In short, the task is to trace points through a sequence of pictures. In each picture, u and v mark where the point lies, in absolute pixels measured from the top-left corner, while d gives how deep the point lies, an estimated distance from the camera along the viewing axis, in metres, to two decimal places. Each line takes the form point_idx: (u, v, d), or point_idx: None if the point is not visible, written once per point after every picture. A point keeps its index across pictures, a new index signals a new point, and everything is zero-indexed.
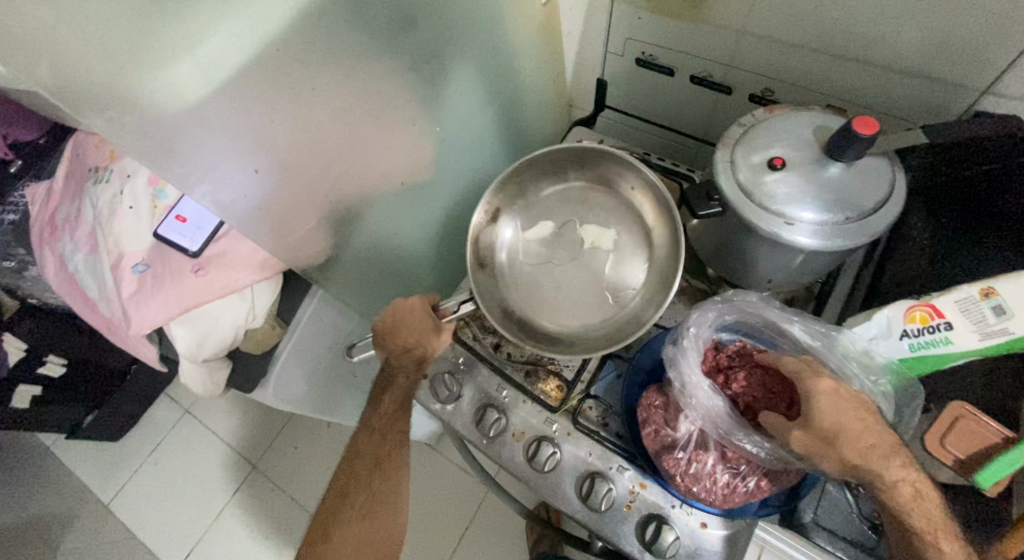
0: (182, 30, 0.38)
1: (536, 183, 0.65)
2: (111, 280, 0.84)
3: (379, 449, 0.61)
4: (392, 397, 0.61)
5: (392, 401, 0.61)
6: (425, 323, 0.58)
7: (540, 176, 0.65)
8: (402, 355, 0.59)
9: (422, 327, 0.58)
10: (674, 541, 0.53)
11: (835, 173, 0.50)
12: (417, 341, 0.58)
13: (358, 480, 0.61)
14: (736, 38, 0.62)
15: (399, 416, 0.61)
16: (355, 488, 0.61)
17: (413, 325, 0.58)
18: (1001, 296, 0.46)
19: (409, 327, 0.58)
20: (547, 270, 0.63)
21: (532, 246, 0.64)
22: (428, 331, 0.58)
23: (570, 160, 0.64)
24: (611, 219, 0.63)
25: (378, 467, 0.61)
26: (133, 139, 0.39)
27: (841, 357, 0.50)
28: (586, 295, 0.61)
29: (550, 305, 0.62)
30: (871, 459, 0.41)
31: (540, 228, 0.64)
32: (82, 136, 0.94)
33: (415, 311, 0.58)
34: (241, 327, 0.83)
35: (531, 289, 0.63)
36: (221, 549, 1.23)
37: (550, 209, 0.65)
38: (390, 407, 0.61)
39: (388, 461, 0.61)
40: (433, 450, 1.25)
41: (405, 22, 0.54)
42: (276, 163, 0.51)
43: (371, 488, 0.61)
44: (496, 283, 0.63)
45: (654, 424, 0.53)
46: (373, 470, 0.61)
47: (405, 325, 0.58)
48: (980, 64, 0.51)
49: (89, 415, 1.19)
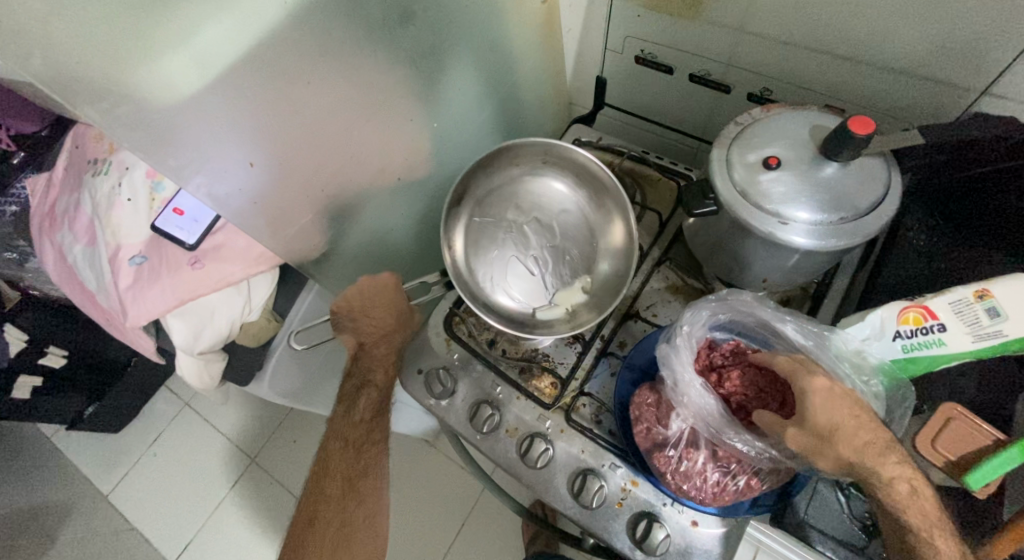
0: (176, 23, 0.38)
1: (504, 174, 0.66)
2: (109, 272, 0.84)
3: (352, 467, 0.65)
4: (368, 400, 0.64)
5: (368, 405, 0.64)
6: (398, 299, 0.63)
7: (508, 166, 0.66)
8: (377, 338, 0.64)
9: (395, 303, 0.63)
10: (665, 539, 0.53)
11: (830, 173, 0.50)
12: (392, 319, 0.63)
13: (330, 504, 0.65)
14: (735, 36, 0.62)
15: (375, 423, 0.65)
16: (328, 512, 0.65)
17: (377, 305, 0.62)
18: (996, 299, 0.46)
19: (381, 304, 0.62)
20: (514, 260, 0.64)
21: (500, 236, 0.65)
22: (401, 307, 0.64)
23: (536, 154, 0.65)
24: (573, 213, 0.66)
25: (352, 486, 0.65)
26: (128, 132, 0.39)
27: (834, 357, 0.50)
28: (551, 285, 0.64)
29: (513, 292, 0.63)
30: (866, 455, 0.41)
31: (506, 219, 0.66)
32: (82, 128, 0.95)
33: (378, 292, 0.62)
34: (237, 320, 0.84)
35: (498, 277, 0.63)
36: (219, 541, 1.24)
37: (517, 201, 0.66)
38: (366, 413, 0.64)
39: (362, 480, 0.66)
40: (430, 446, 1.25)
41: (402, 17, 0.54)
42: (271, 156, 0.51)
43: (345, 509, 0.65)
44: (466, 269, 0.64)
45: (646, 422, 0.54)
46: (346, 489, 0.65)
47: (378, 304, 0.62)
48: (979, 64, 0.51)
49: (92, 406, 1.19)
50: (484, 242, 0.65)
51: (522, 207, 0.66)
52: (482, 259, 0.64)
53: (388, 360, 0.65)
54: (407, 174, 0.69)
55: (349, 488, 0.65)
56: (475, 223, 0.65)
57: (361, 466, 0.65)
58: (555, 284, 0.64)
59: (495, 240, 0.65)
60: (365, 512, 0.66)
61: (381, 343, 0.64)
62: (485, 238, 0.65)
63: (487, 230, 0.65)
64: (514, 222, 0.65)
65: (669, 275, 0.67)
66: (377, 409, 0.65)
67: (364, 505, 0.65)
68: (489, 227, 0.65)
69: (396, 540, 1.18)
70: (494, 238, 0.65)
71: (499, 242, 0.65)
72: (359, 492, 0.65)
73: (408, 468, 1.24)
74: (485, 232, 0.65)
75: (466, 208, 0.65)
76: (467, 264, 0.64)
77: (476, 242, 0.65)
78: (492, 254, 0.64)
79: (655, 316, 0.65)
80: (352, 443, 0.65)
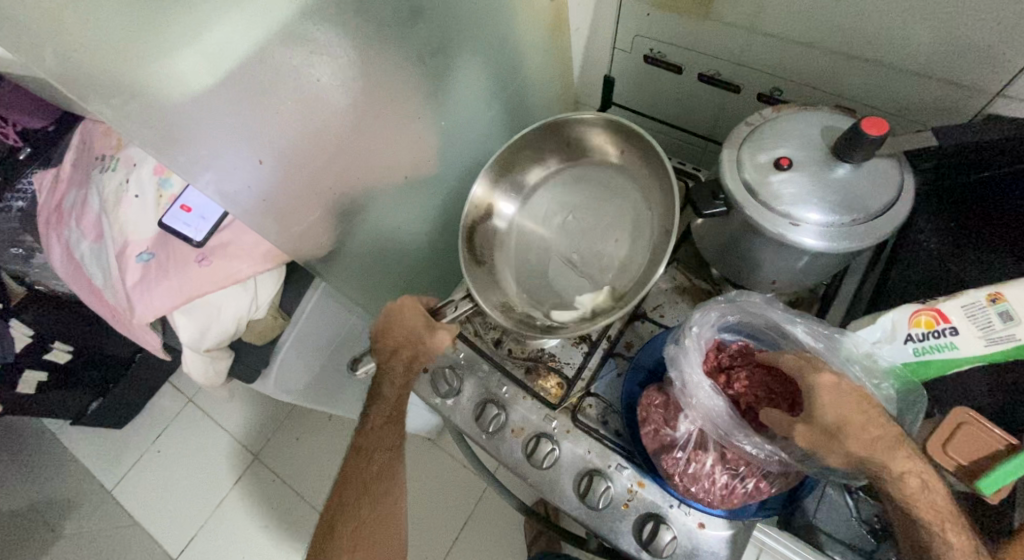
0: (187, 18, 0.38)
1: (526, 173, 0.68)
2: (116, 268, 0.84)
3: (366, 473, 0.62)
4: (378, 410, 0.61)
5: (378, 414, 0.61)
6: (415, 321, 0.56)
7: (531, 162, 0.68)
8: (390, 357, 0.58)
9: (411, 326, 0.56)
10: (671, 541, 0.53)
11: (841, 174, 0.49)
12: (405, 341, 0.56)
13: (346, 509, 0.62)
14: (745, 36, 0.61)
15: (386, 431, 0.61)
16: (344, 517, 0.62)
17: (401, 329, 0.56)
18: (1008, 302, 0.46)
19: (396, 325, 0.56)
20: (549, 248, 0.66)
21: (533, 227, 0.67)
22: (418, 331, 0.56)
23: (554, 140, 0.68)
24: (604, 191, 0.66)
25: (366, 492, 0.62)
26: (138, 127, 0.39)
27: (844, 360, 0.49)
28: (587, 259, 0.64)
29: (554, 281, 0.64)
30: (877, 450, 0.41)
31: (536, 210, 0.68)
32: (89, 124, 0.95)
33: (404, 314, 0.56)
34: (242, 318, 0.84)
35: (534, 271, 0.65)
36: (222, 536, 1.24)
37: (541, 193, 0.68)
38: (377, 419, 0.61)
39: (376, 484, 0.62)
40: (433, 445, 1.25)
41: (411, 14, 0.54)
42: (280, 153, 0.51)
43: (360, 515, 0.62)
44: (497, 274, 0.66)
45: (653, 423, 0.53)
46: (361, 494, 0.62)
47: (394, 324, 0.56)
48: (994, 65, 0.50)
49: (95, 401, 1.19)
50: (516, 243, 0.67)
51: (548, 195, 0.68)
52: (514, 257, 0.67)
53: (400, 380, 0.59)
54: (415, 172, 0.69)
55: (364, 494, 0.62)
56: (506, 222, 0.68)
57: (376, 472, 0.62)
58: (595, 253, 0.64)
59: (531, 234, 0.67)
60: (378, 518, 0.63)
61: (392, 362, 0.58)
62: (517, 238, 0.67)
63: (518, 228, 0.68)
64: (543, 210, 0.67)
65: (677, 275, 0.67)
66: (390, 416, 0.61)
67: (378, 509, 0.63)
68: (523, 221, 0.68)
69: None
70: (527, 231, 0.67)
71: (531, 233, 0.67)
72: (374, 497, 0.62)
73: (411, 466, 1.24)
74: (516, 232, 0.68)
75: (496, 209, 0.68)
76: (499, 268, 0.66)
77: (509, 239, 0.67)
78: (524, 250, 0.67)
79: (662, 316, 0.64)
80: (364, 450, 0.62)
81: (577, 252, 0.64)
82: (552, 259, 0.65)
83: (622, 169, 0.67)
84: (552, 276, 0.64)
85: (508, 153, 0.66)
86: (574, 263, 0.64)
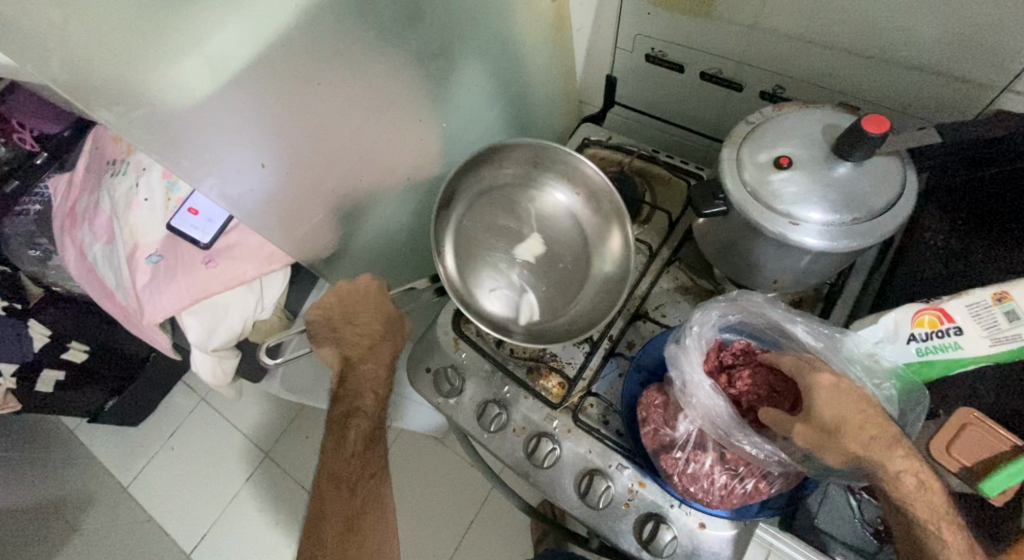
0: (192, 27, 0.39)
1: (530, 173, 0.68)
2: (126, 270, 0.86)
3: (348, 504, 0.62)
4: (358, 428, 0.62)
5: (358, 436, 0.62)
6: (389, 310, 0.62)
7: (557, 169, 0.67)
8: (369, 351, 0.63)
9: (384, 312, 0.61)
10: (671, 540, 0.53)
11: (843, 173, 0.49)
12: (386, 333, 0.62)
13: (330, 548, 0.60)
14: (747, 34, 0.61)
15: (368, 457, 0.64)
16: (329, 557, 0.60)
17: (368, 312, 0.61)
18: (1014, 301, 0.45)
19: (368, 313, 0.61)
20: (500, 255, 0.66)
21: (501, 230, 0.67)
22: (392, 319, 0.62)
23: (585, 182, 0.67)
24: (576, 233, 0.67)
25: (352, 529, 0.61)
26: (143, 135, 0.40)
27: (846, 359, 0.49)
28: (517, 297, 0.65)
29: (498, 309, 0.64)
30: (874, 449, 0.41)
31: (504, 204, 0.68)
32: (101, 129, 0.97)
33: (370, 296, 0.61)
34: (249, 319, 0.86)
35: (485, 292, 0.65)
36: (236, 531, 1.26)
37: (502, 206, 0.68)
38: (356, 446, 0.62)
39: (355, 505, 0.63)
40: (440, 444, 1.27)
41: (411, 18, 0.55)
42: (284, 158, 0.51)
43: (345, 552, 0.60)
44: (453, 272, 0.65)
45: (653, 423, 0.53)
46: (346, 532, 0.61)
47: (363, 312, 0.61)
48: (999, 62, 0.49)
49: (111, 400, 1.22)
50: (474, 258, 0.66)
51: (539, 216, 0.68)
52: (469, 250, 0.66)
53: (380, 376, 0.64)
54: (417, 173, 0.69)
55: (349, 532, 0.61)
56: (480, 209, 0.67)
57: (358, 505, 0.62)
58: (543, 294, 0.65)
59: (506, 214, 0.68)
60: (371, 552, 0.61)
61: (373, 359, 0.63)
62: (473, 243, 0.66)
63: (491, 220, 0.67)
64: (501, 228, 0.67)
65: (678, 274, 0.67)
66: (369, 440, 0.64)
67: (368, 543, 0.61)
68: (506, 205, 0.68)
69: (406, 538, 1.19)
70: (494, 227, 0.67)
71: (501, 233, 0.67)
72: (363, 534, 0.61)
73: (419, 466, 1.25)
74: (481, 221, 0.67)
75: (453, 201, 0.66)
76: (451, 251, 0.66)
77: (470, 225, 0.67)
78: (488, 233, 0.67)
79: (665, 316, 0.65)
80: (344, 480, 0.63)
81: (516, 277, 0.65)
82: (501, 283, 0.65)
83: (611, 246, 0.66)
84: (487, 282, 0.65)
85: (541, 152, 0.66)
86: (516, 294, 0.65)
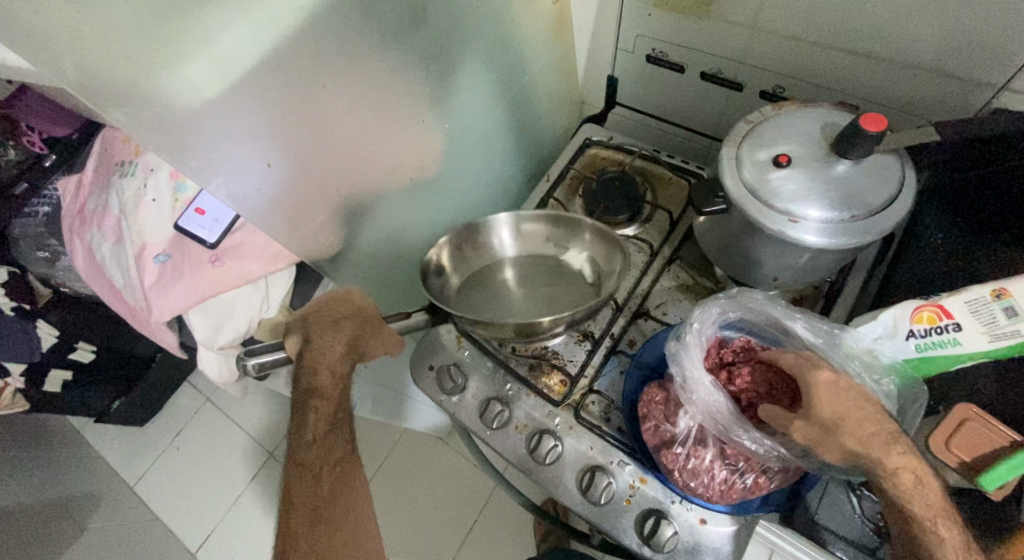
0: (201, 29, 0.40)
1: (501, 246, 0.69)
2: (134, 270, 0.87)
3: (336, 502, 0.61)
4: (317, 414, 0.59)
5: (316, 421, 0.59)
6: (365, 301, 0.61)
7: (524, 231, 0.69)
8: (331, 329, 0.58)
9: (360, 304, 0.60)
10: (672, 536, 0.53)
11: (841, 172, 0.49)
12: (353, 314, 0.59)
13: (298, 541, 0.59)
14: (746, 34, 0.62)
15: (331, 442, 0.61)
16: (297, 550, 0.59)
17: (342, 302, 0.60)
18: (1013, 297, 0.45)
19: (342, 304, 0.60)
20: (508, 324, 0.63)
21: (497, 302, 0.66)
22: (366, 309, 0.60)
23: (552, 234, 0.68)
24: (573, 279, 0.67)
25: (320, 518, 0.60)
26: (153, 135, 0.41)
27: (844, 356, 0.49)
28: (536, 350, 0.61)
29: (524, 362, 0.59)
30: (872, 446, 0.41)
31: (496, 282, 0.68)
32: (109, 131, 0.98)
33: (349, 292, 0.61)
34: (253, 317, 0.87)
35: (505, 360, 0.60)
36: (239, 531, 1.27)
37: (496, 285, 0.68)
38: (317, 431, 0.59)
39: None
40: (443, 444, 1.27)
41: (414, 20, 0.56)
42: (289, 158, 0.52)
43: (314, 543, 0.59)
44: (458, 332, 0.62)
45: (654, 419, 0.54)
46: (313, 522, 0.60)
47: (338, 302, 0.61)
48: (996, 60, 0.50)
49: (118, 400, 1.22)
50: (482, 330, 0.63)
51: (526, 278, 0.68)
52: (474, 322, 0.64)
53: (340, 359, 0.58)
54: (420, 173, 0.70)
55: (317, 521, 0.60)
56: (478, 285, 0.68)
57: (327, 497, 0.61)
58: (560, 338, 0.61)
59: (496, 295, 0.67)
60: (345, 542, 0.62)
61: (333, 334, 0.58)
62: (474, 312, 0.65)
63: (489, 294, 0.67)
64: (497, 300, 0.66)
65: (679, 273, 0.67)
66: (331, 422, 0.61)
67: (339, 534, 0.61)
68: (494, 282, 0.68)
69: (410, 536, 1.19)
70: (491, 301, 0.66)
71: (500, 305, 0.66)
72: (332, 526, 0.61)
73: (422, 465, 1.26)
74: (482, 298, 0.66)
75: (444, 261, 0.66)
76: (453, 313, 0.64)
77: (470, 298, 0.67)
78: (486, 305, 0.66)
79: (665, 314, 0.65)
80: (309, 469, 0.60)
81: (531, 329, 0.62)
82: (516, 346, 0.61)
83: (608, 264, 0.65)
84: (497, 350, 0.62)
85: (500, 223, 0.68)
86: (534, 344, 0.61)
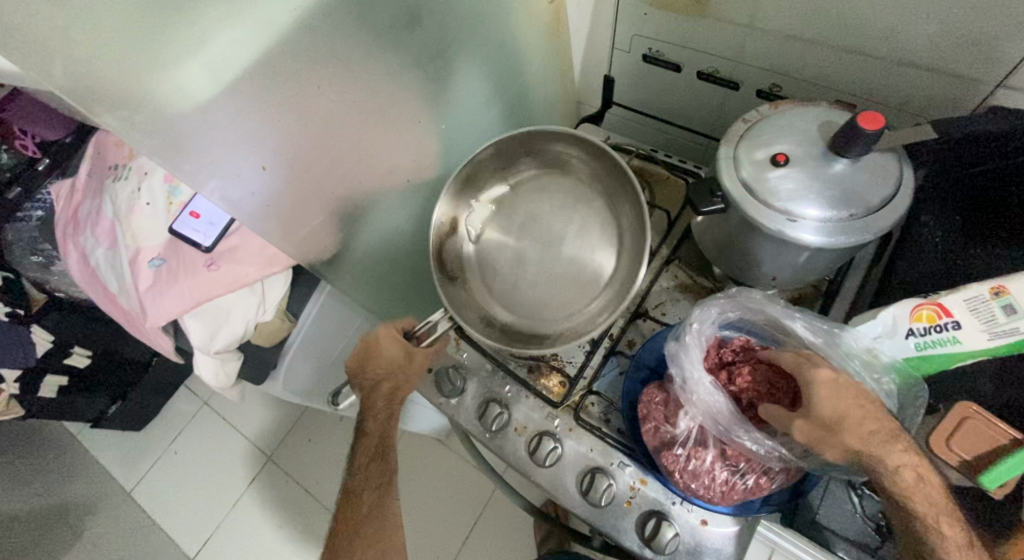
0: (193, 31, 0.39)
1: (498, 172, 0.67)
2: (128, 274, 0.86)
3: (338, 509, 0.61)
4: (363, 449, 0.61)
5: (362, 452, 0.61)
6: (395, 350, 0.59)
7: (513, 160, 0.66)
8: (374, 388, 0.60)
9: (393, 353, 0.59)
10: (673, 538, 0.53)
11: (840, 170, 0.49)
12: (388, 368, 0.59)
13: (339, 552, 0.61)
14: (742, 33, 0.61)
15: (374, 470, 0.61)
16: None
17: (380, 356, 0.60)
18: (1011, 295, 0.45)
19: (378, 355, 0.60)
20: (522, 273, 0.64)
21: (502, 244, 0.65)
22: (398, 358, 0.59)
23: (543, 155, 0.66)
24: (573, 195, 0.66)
25: (359, 534, 0.61)
26: (145, 138, 0.40)
27: (844, 355, 0.49)
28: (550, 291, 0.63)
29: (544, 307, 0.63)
30: (872, 445, 0.41)
31: (494, 218, 0.66)
32: (102, 135, 0.97)
33: (382, 339, 0.60)
34: (251, 320, 0.86)
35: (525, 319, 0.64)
36: (239, 535, 1.26)
37: (499, 226, 0.66)
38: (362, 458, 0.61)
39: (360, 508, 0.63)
40: (443, 445, 1.27)
41: (409, 21, 0.55)
42: (285, 161, 0.52)
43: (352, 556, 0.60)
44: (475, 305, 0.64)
45: (654, 420, 0.53)
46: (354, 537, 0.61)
47: (374, 355, 0.60)
48: (993, 57, 0.49)
49: (114, 405, 1.24)
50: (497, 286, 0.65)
51: (521, 209, 0.66)
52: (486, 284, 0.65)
53: (382, 409, 0.60)
54: (416, 174, 0.69)
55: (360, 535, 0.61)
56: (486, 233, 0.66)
57: (367, 512, 0.61)
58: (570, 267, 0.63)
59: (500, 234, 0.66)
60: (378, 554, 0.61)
61: (374, 392, 0.60)
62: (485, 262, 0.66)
63: (498, 241, 0.66)
64: (502, 244, 0.65)
65: (678, 272, 0.67)
66: (377, 452, 0.61)
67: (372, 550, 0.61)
68: (498, 218, 0.66)
69: (410, 538, 1.19)
70: (497, 243, 0.66)
71: (503, 249, 0.65)
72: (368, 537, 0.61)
73: (421, 468, 1.25)
74: (491, 248, 0.66)
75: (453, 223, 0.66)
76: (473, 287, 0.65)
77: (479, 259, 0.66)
78: (494, 254, 0.66)
79: (664, 314, 0.65)
80: (353, 491, 0.62)
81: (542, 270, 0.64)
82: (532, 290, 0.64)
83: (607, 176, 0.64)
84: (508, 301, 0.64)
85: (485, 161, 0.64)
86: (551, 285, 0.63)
